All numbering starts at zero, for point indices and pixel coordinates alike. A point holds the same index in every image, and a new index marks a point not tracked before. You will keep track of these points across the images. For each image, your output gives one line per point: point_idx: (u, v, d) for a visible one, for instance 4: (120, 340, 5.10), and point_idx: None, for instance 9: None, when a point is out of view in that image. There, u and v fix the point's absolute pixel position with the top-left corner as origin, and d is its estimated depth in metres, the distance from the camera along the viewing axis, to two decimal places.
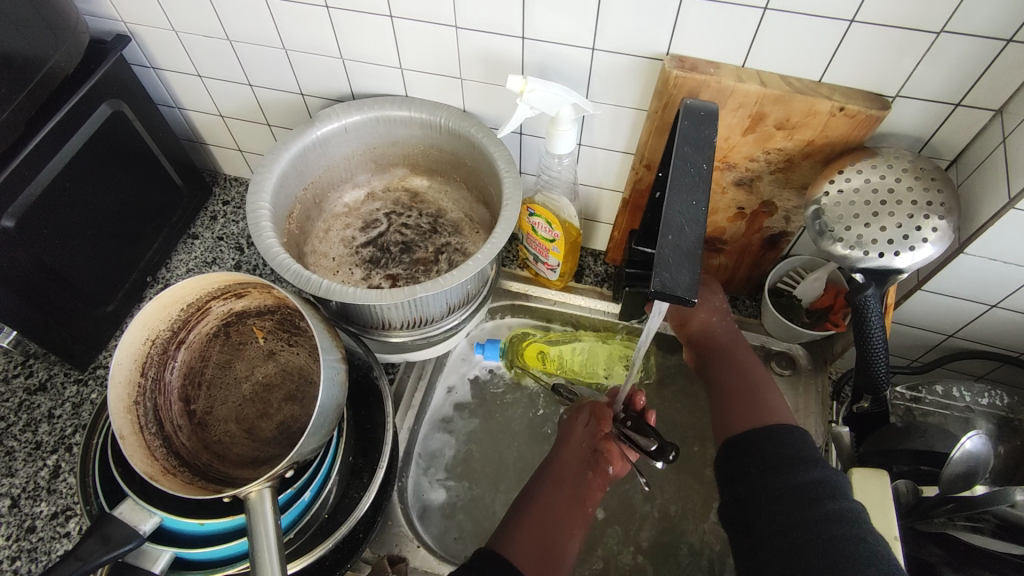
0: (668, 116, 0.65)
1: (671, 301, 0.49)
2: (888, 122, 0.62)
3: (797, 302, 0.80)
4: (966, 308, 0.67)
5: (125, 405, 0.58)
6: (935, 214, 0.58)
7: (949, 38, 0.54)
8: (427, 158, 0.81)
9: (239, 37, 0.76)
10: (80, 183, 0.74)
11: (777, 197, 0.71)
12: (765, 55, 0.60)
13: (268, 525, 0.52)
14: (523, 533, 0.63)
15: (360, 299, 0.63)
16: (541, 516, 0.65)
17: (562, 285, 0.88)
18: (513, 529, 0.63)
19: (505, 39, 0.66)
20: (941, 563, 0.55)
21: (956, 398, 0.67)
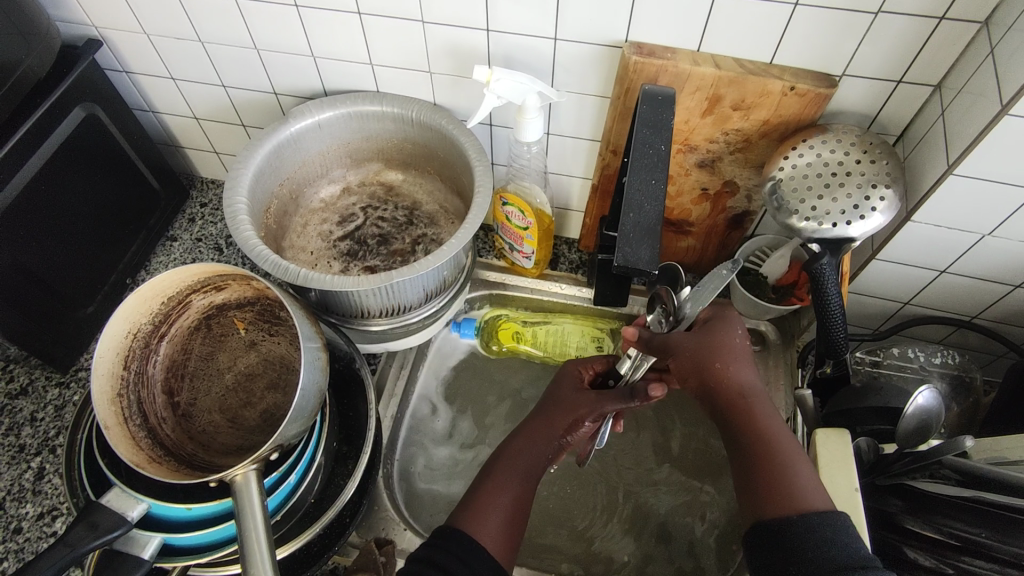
0: (630, 101, 0.68)
1: (636, 275, 0.53)
2: (837, 100, 0.65)
3: (763, 279, 0.83)
4: (918, 276, 0.70)
5: (109, 397, 0.59)
6: (883, 184, 0.61)
7: (887, 18, 0.57)
8: (400, 152, 0.83)
9: (210, 38, 0.77)
10: (55, 186, 0.75)
11: (738, 176, 0.74)
12: (718, 40, 0.63)
13: (254, 506, 0.54)
14: (484, 507, 0.57)
15: (338, 286, 0.65)
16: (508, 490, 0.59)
17: (538, 274, 0.91)
18: (478, 509, 0.57)
19: (471, 33, 0.68)
20: (902, 512, 0.59)
21: (911, 359, 0.71)
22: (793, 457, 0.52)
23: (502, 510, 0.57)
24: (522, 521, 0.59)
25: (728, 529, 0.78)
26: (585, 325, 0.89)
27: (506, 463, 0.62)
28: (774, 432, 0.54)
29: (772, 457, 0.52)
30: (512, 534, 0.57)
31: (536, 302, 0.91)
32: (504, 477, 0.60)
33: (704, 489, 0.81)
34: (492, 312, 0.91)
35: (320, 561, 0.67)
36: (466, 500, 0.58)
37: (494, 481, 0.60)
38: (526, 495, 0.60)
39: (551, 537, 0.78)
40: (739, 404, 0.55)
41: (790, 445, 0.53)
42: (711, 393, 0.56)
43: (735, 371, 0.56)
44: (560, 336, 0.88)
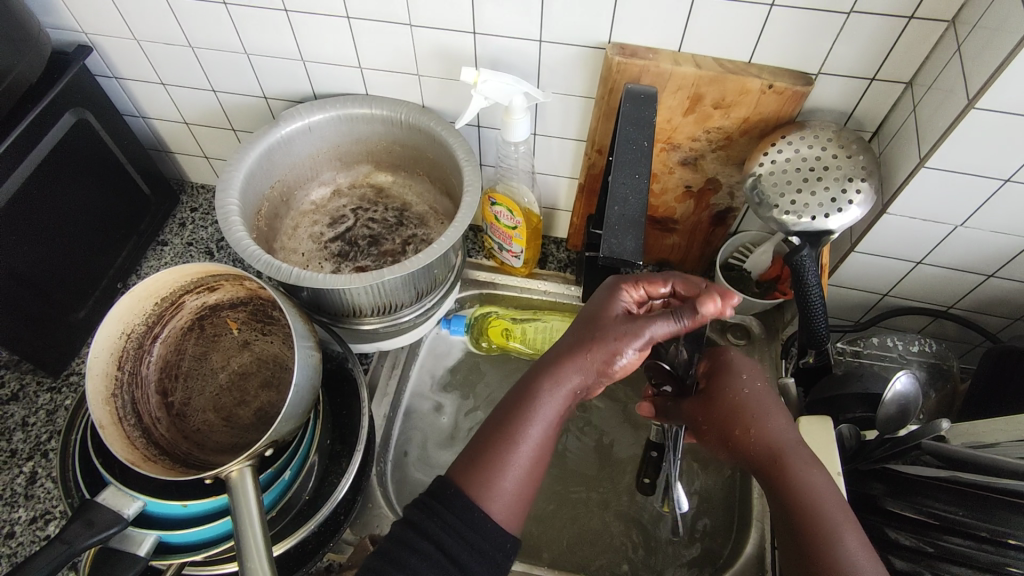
0: (614, 101, 0.70)
1: (618, 265, 0.53)
2: (814, 97, 0.68)
3: (747, 274, 0.85)
4: (896, 267, 0.72)
5: (102, 397, 0.60)
6: (859, 178, 0.63)
7: (858, 17, 0.59)
8: (389, 154, 0.84)
9: (200, 43, 0.78)
10: (46, 191, 0.75)
11: (720, 173, 0.76)
12: (698, 41, 0.65)
13: (249, 500, 0.54)
14: (498, 462, 0.49)
15: (330, 284, 0.66)
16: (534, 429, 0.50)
17: (526, 272, 0.92)
18: (485, 461, 0.50)
19: (458, 35, 0.70)
20: (883, 494, 0.61)
21: (891, 348, 0.73)
22: (815, 502, 0.49)
23: (516, 464, 0.50)
24: (537, 474, 0.51)
25: (719, 519, 0.80)
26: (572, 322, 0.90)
27: (527, 400, 0.51)
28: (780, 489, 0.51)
29: (791, 512, 0.49)
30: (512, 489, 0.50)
31: (527, 300, 0.92)
32: (530, 411, 0.51)
33: (693, 481, 0.83)
34: (484, 309, 0.92)
35: (315, 558, 0.68)
36: (475, 445, 0.51)
37: (518, 414, 0.51)
38: (544, 447, 0.51)
39: (544, 532, 0.79)
40: (772, 465, 0.52)
41: (806, 490, 0.50)
42: (747, 458, 0.54)
43: (760, 422, 0.54)
44: (548, 336, 0.89)
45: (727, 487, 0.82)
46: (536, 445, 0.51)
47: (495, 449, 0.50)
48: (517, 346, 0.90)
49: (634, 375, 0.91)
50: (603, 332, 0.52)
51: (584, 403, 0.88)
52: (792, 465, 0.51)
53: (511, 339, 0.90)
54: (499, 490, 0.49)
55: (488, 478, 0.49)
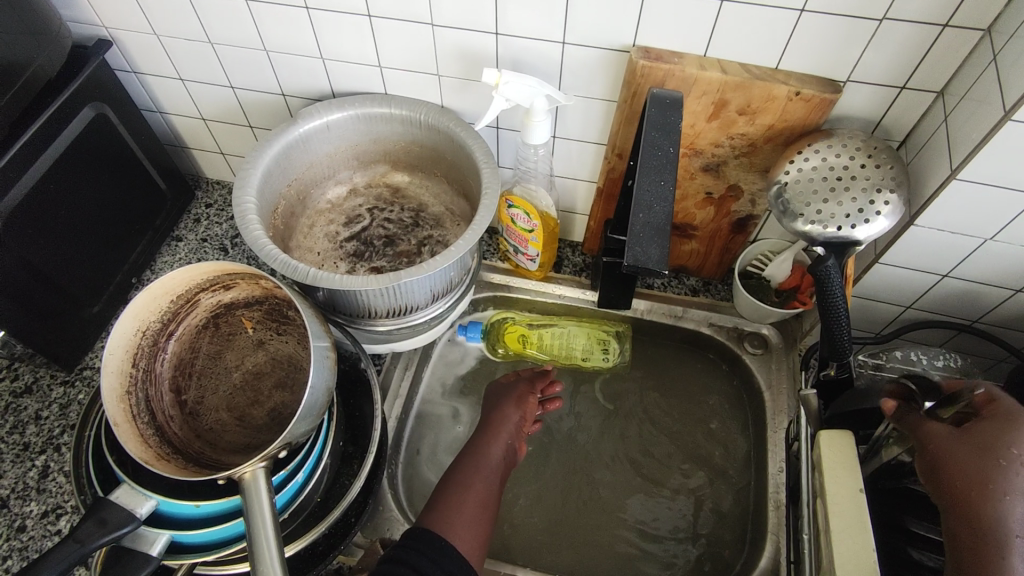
0: (637, 105, 0.69)
1: (644, 274, 0.52)
2: (842, 105, 0.66)
3: (766, 283, 0.84)
4: (920, 280, 0.71)
5: (117, 394, 0.59)
6: (888, 188, 0.62)
7: (891, 24, 0.58)
8: (406, 154, 0.84)
9: (220, 39, 0.78)
10: (64, 185, 0.75)
11: (743, 180, 0.75)
12: (724, 46, 0.64)
13: (262, 503, 0.54)
14: (455, 507, 0.59)
15: (346, 285, 0.65)
16: (478, 484, 0.63)
17: (542, 276, 0.91)
18: (444, 507, 0.59)
19: (480, 36, 0.69)
20: (904, 512, 0.59)
21: (915, 361, 0.71)
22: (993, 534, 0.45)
23: (469, 512, 0.60)
24: (492, 514, 0.62)
25: (731, 531, 0.79)
26: (588, 329, 0.90)
27: (466, 464, 0.65)
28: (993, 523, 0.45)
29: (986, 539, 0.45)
30: (476, 525, 0.59)
31: (543, 304, 0.92)
32: (472, 476, 0.63)
33: (707, 491, 0.82)
34: (500, 314, 0.92)
35: (325, 561, 0.67)
36: (434, 500, 0.61)
37: (464, 479, 0.63)
38: (492, 493, 0.63)
39: (555, 540, 0.78)
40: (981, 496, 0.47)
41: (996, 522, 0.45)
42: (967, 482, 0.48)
43: (997, 476, 0.47)
44: (567, 341, 0.89)
45: (740, 498, 0.81)
46: (481, 499, 0.62)
47: (452, 495, 0.61)
48: (535, 351, 0.90)
49: (648, 382, 0.90)
50: (491, 418, 0.71)
51: (597, 409, 0.88)
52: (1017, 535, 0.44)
53: (528, 346, 0.90)
54: (461, 529, 0.58)
55: (447, 518, 0.58)
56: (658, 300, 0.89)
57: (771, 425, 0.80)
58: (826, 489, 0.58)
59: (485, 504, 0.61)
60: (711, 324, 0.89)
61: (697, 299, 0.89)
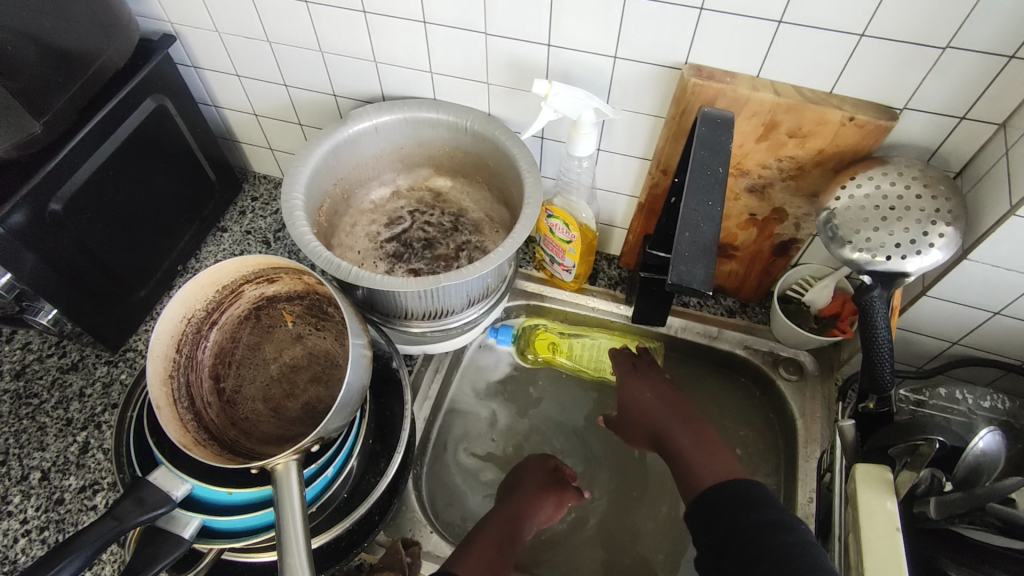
0: (685, 122, 0.68)
1: (688, 294, 0.52)
2: (897, 132, 0.65)
3: (806, 308, 0.83)
4: (969, 316, 0.69)
5: (161, 378, 0.61)
6: (943, 221, 0.60)
7: (954, 53, 0.57)
8: (451, 160, 0.85)
9: (278, 39, 0.80)
10: (122, 172, 0.78)
11: (789, 204, 0.74)
12: (778, 67, 0.63)
13: (293, 495, 0.54)
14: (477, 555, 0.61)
15: (386, 286, 0.66)
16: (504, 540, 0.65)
17: (576, 287, 0.91)
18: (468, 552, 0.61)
19: (532, 47, 0.70)
20: (943, 556, 0.57)
21: (959, 400, 0.68)
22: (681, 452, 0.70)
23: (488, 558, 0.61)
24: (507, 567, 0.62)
25: None
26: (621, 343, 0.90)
27: (495, 521, 0.67)
28: (694, 456, 0.68)
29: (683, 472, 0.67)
30: (493, 573, 0.59)
31: (576, 315, 0.91)
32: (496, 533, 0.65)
33: None
34: (532, 320, 0.92)
35: (348, 556, 0.68)
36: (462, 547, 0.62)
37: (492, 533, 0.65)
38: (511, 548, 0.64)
39: (574, 554, 0.78)
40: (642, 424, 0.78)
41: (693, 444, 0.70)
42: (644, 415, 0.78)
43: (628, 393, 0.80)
44: (598, 353, 0.89)
45: None
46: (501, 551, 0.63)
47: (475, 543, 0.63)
48: (565, 359, 0.90)
49: None
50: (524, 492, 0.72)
51: None
52: (662, 429, 0.74)
53: (558, 355, 0.90)
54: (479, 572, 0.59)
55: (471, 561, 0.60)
56: (693, 319, 0.88)
57: (802, 453, 0.78)
58: (860, 524, 0.56)
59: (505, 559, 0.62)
60: (746, 346, 0.87)
61: (734, 320, 0.88)
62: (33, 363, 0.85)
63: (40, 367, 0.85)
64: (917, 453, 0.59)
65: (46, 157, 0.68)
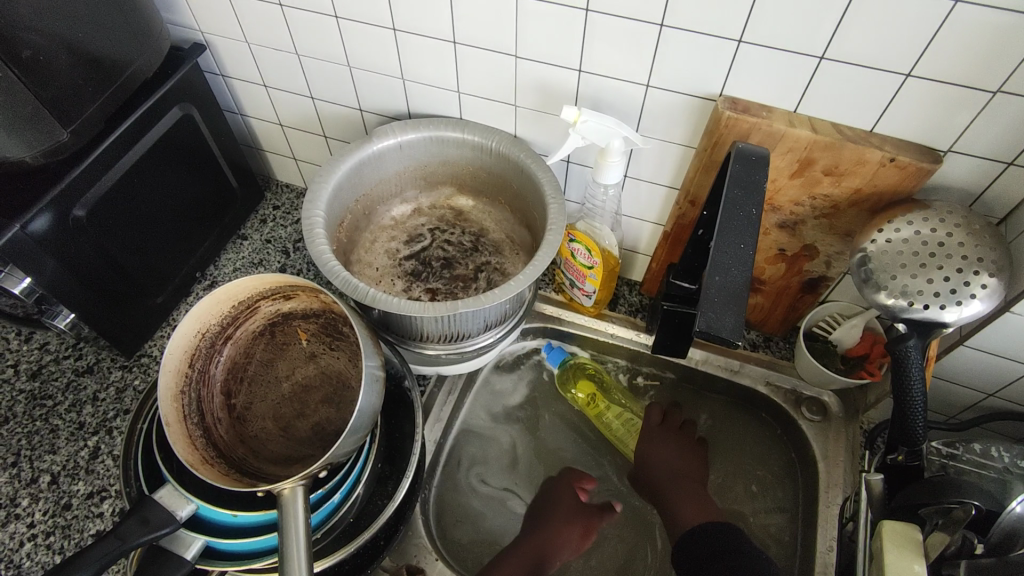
0: (717, 155, 0.66)
1: (715, 342, 0.49)
2: (939, 175, 0.62)
3: (833, 347, 0.79)
4: (1008, 368, 0.66)
5: (172, 393, 0.61)
6: (986, 271, 0.57)
7: (1005, 98, 0.54)
8: (474, 179, 0.84)
9: (307, 52, 0.80)
10: (147, 180, 0.78)
11: (820, 241, 0.71)
12: (817, 103, 0.61)
13: (298, 522, 0.53)
14: None
15: (403, 309, 0.65)
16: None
17: (596, 312, 0.89)
18: None
19: (563, 72, 0.68)
20: None
21: (994, 458, 0.64)
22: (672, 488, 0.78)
23: None
24: None
25: None
26: None
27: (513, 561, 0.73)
28: (683, 509, 0.75)
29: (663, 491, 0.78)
30: None
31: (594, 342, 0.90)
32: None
33: None
34: (579, 363, 0.91)
35: None
36: None
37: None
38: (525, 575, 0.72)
39: None
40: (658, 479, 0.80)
41: (679, 487, 0.77)
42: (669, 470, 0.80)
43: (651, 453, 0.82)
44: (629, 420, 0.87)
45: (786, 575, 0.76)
46: None
47: None
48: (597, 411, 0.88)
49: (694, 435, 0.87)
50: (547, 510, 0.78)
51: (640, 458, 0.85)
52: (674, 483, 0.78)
53: (592, 408, 0.88)
54: None
55: None
56: (714, 351, 0.86)
57: (823, 498, 0.76)
58: None
59: None
60: (768, 383, 0.85)
61: (757, 354, 0.85)
62: (50, 365, 0.85)
63: (56, 368, 0.85)
64: (950, 517, 0.57)
65: (73, 163, 0.68)
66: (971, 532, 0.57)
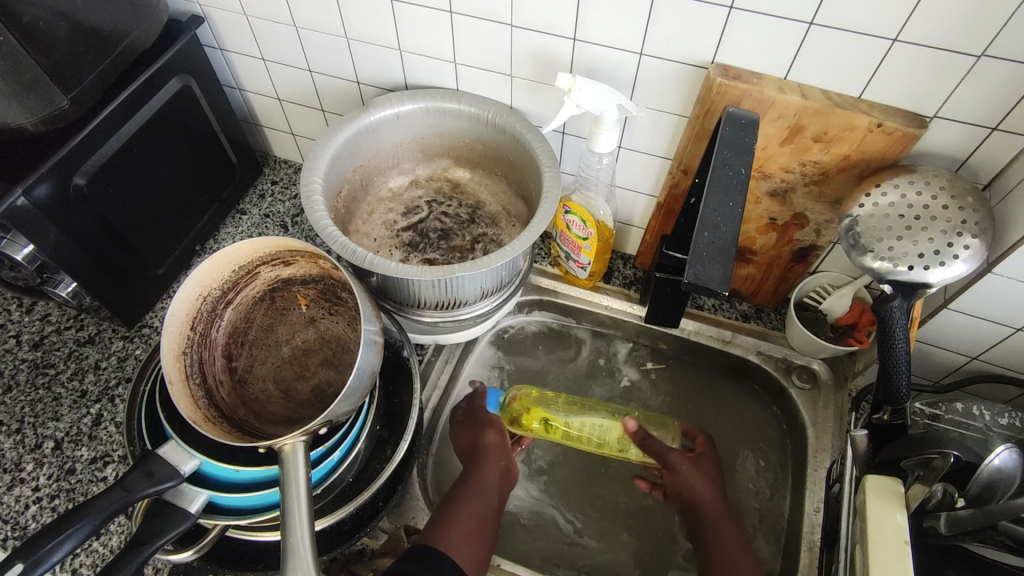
0: (709, 122, 0.67)
1: (703, 294, 0.52)
2: (925, 141, 0.64)
3: (822, 316, 0.81)
4: (991, 331, 0.67)
5: (175, 354, 0.62)
6: (969, 233, 0.59)
7: (989, 62, 0.56)
8: (470, 151, 0.85)
9: (304, 24, 0.80)
10: (146, 150, 0.79)
11: (810, 210, 0.73)
12: (806, 70, 0.62)
13: (299, 475, 0.55)
14: (455, 528, 0.63)
15: (401, 273, 0.66)
16: (474, 505, 0.66)
17: (590, 286, 0.90)
18: (447, 525, 0.63)
19: (558, 40, 0.69)
20: None
21: (976, 417, 0.66)
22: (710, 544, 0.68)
23: (468, 525, 0.64)
24: (489, 535, 0.65)
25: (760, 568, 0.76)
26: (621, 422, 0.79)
27: (467, 486, 0.69)
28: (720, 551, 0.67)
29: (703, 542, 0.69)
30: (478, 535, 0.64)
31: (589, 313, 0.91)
32: (472, 499, 0.67)
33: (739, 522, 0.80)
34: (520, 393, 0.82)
35: (350, 540, 0.68)
36: (437, 520, 0.64)
37: (465, 500, 0.67)
38: (490, 514, 0.67)
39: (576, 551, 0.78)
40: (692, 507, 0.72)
41: (729, 546, 0.67)
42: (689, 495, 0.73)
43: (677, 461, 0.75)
44: (596, 430, 0.78)
45: (776, 536, 0.78)
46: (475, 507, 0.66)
47: (449, 513, 0.65)
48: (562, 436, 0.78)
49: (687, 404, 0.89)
50: (480, 438, 0.74)
51: None
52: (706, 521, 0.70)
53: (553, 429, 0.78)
54: (462, 546, 0.62)
55: (449, 533, 0.62)
56: (705, 322, 0.87)
57: (812, 462, 0.78)
58: (868, 537, 0.56)
59: (484, 524, 0.65)
60: (760, 353, 0.87)
61: (748, 325, 0.87)
62: (52, 335, 0.87)
63: (58, 339, 0.86)
64: (930, 467, 0.58)
65: (73, 131, 0.69)
66: (953, 487, 0.59)
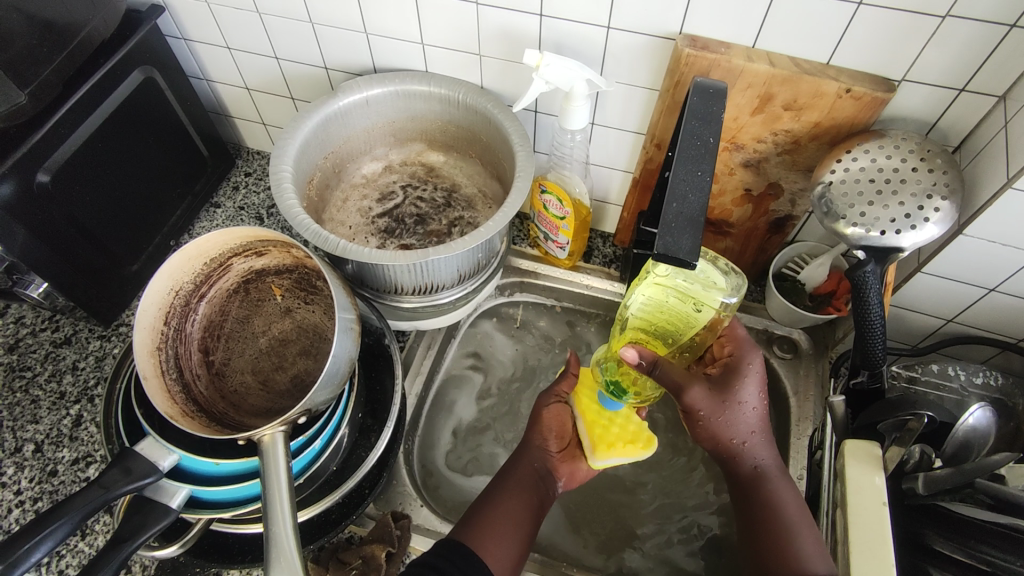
0: (679, 94, 0.67)
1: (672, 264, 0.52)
2: (894, 105, 0.64)
3: (801, 287, 0.82)
4: (966, 293, 0.68)
5: (149, 349, 0.61)
6: (939, 195, 0.59)
7: (954, 22, 0.55)
8: (444, 133, 0.84)
9: (268, 11, 0.79)
10: (112, 144, 0.77)
11: (784, 179, 0.73)
12: (774, 37, 0.62)
13: (279, 465, 0.54)
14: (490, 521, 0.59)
15: (375, 259, 0.65)
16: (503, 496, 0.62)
17: (571, 265, 0.90)
18: (482, 521, 0.59)
19: (525, 17, 0.68)
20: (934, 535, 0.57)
21: (951, 377, 0.67)
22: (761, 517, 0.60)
23: (507, 532, 0.59)
24: (531, 527, 0.61)
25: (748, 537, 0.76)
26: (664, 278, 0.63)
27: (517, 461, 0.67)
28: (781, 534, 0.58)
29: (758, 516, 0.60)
30: (515, 526, 0.60)
31: (570, 293, 0.91)
32: (512, 499, 0.62)
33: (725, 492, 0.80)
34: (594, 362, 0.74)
35: (337, 529, 0.68)
36: (473, 512, 0.61)
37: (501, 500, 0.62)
38: (533, 505, 0.63)
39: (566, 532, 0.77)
40: (747, 474, 0.62)
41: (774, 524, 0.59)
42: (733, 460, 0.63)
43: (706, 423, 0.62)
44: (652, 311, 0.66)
45: None
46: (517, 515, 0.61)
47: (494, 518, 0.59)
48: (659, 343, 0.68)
49: None
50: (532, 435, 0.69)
51: None
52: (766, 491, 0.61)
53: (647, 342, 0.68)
54: (493, 540, 0.58)
55: (483, 531, 0.58)
56: None
57: (794, 430, 0.77)
58: (848, 498, 0.57)
59: (520, 515, 0.61)
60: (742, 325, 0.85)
61: None
62: (27, 337, 0.85)
63: (33, 341, 0.85)
64: (906, 428, 0.60)
65: (32, 128, 0.67)
66: (929, 447, 0.61)
